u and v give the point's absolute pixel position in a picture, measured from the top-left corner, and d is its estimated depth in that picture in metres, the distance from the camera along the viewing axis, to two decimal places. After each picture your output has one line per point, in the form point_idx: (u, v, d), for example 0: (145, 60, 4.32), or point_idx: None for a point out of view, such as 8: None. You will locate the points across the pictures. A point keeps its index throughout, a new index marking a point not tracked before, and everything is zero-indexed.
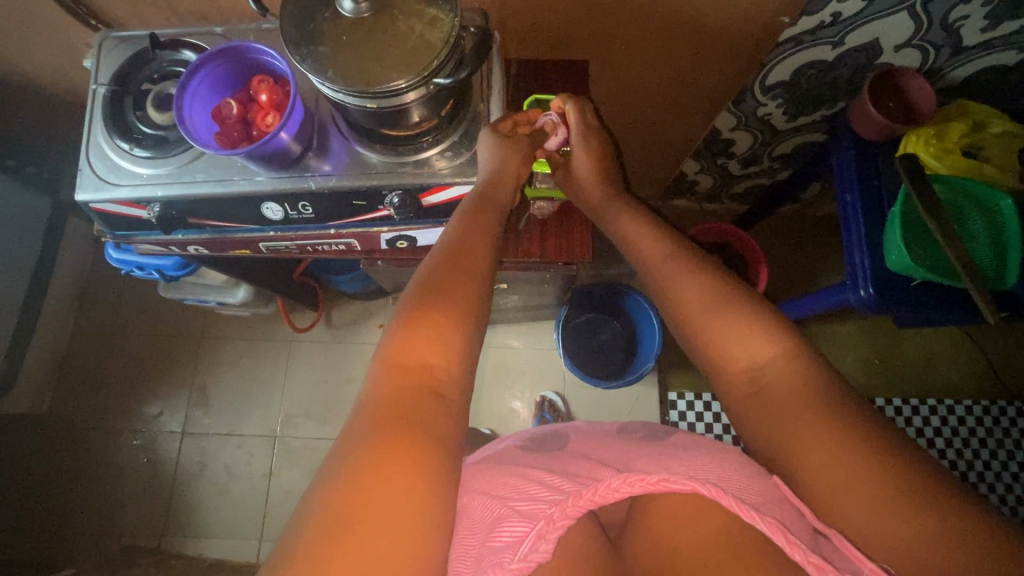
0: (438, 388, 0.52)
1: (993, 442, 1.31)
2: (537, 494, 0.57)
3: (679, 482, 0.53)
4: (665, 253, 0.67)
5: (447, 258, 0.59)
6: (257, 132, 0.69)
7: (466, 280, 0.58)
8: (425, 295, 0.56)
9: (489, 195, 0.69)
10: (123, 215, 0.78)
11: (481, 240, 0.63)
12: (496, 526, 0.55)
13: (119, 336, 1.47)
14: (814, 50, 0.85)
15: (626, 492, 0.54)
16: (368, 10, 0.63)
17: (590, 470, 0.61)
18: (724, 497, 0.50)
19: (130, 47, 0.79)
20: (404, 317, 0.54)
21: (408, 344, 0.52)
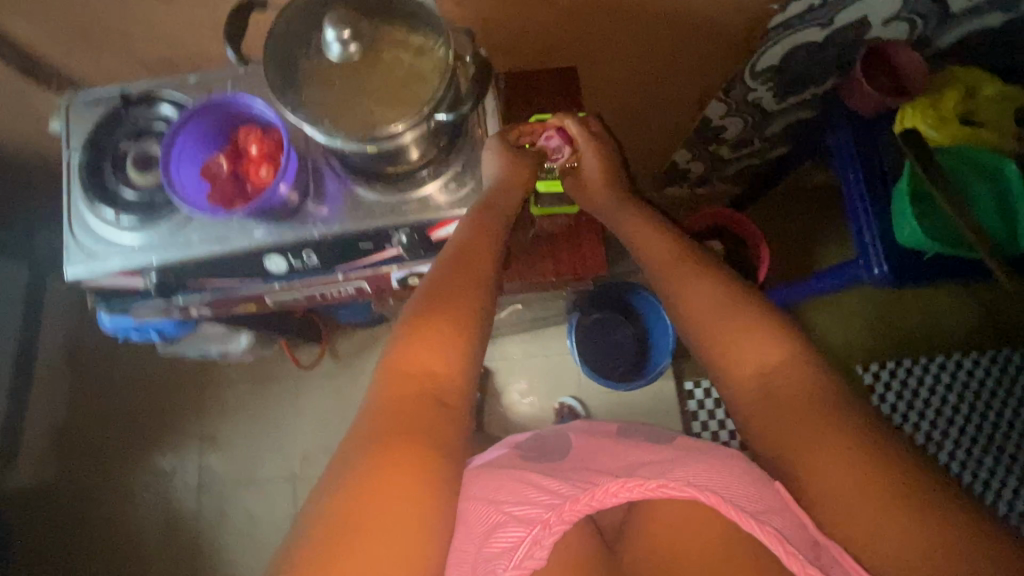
0: (440, 395, 0.54)
1: (1003, 391, 1.34)
2: (534, 499, 0.62)
3: (677, 489, 0.57)
4: (674, 257, 0.68)
5: (451, 262, 0.62)
6: (252, 187, 0.66)
7: (470, 285, 0.61)
8: (429, 300, 0.59)
9: (490, 200, 0.68)
10: (117, 286, 0.74)
11: (486, 244, 0.65)
12: (494, 533, 0.59)
13: (117, 389, 1.40)
14: (803, 34, 0.84)
15: (625, 496, 0.59)
16: (357, 52, 0.59)
17: (588, 478, 0.63)
18: (723, 505, 0.54)
19: (99, 106, 0.74)
20: (408, 324, 0.57)
21: (410, 351, 0.55)
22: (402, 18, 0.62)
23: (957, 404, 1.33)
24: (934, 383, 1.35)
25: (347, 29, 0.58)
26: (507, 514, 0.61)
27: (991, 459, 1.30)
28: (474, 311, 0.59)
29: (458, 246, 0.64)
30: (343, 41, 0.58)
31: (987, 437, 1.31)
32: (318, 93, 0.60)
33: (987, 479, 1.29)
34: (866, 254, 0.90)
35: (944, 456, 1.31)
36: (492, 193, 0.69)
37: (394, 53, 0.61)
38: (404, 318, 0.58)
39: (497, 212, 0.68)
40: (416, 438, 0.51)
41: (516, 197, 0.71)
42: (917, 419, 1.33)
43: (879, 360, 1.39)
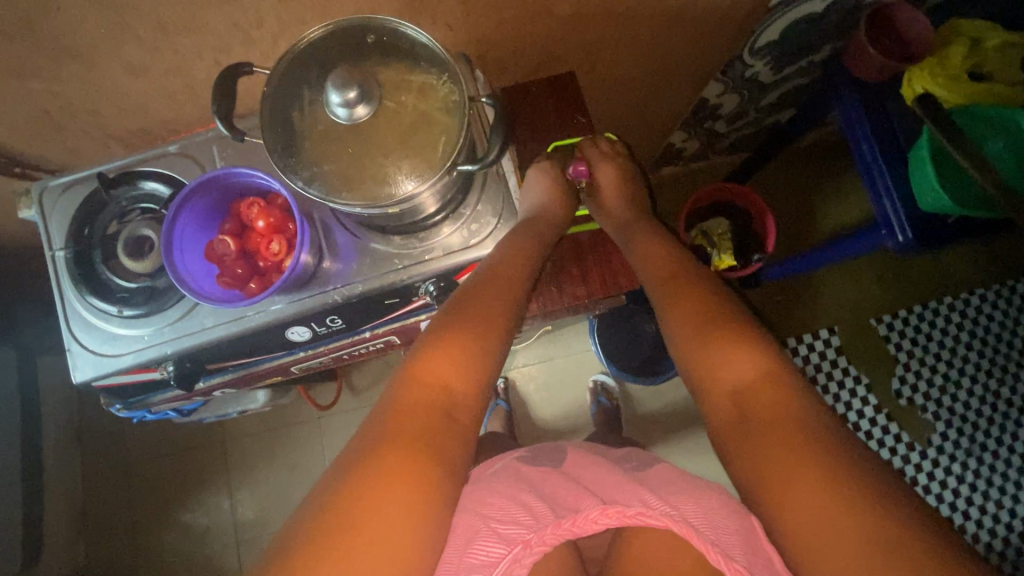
0: (450, 410, 0.56)
1: (1013, 322, 1.37)
2: (517, 516, 0.60)
3: (655, 517, 0.57)
4: (667, 273, 0.71)
5: (480, 279, 0.63)
6: (265, 264, 0.61)
7: (497, 304, 0.63)
8: (457, 312, 0.62)
9: (535, 218, 0.72)
10: (132, 382, 0.69)
11: (519, 263, 0.65)
12: (472, 544, 0.57)
13: (137, 465, 1.37)
14: (805, 7, 0.80)
15: (605, 524, 0.58)
16: (363, 113, 0.54)
17: (574, 499, 0.62)
18: (693, 534, 0.55)
19: (76, 192, 0.68)
20: (435, 336, 0.60)
21: (430, 361, 0.58)
22: (404, 57, 0.56)
23: (969, 342, 1.37)
24: (946, 325, 1.38)
25: (353, 89, 0.52)
26: (491, 529, 0.58)
27: (1008, 390, 1.35)
28: (497, 324, 0.62)
29: (493, 264, 0.64)
30: (349, 104, 0.52)
31: (1002, 369, 1.36)
32: (326, 160, 0.55)
33: (1006, 409, 1.34)
34: (888, 221, 0.88)
35: (963, 394, 1.35)
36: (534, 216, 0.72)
37: (402, 102, 0.56)
38: (435, 325, 0.61)
39: (534, 232, 0.70)
40: (417, 444, 0.52)
41: (554, 218, 0.76)
42: (933, 362, 1.37)
43: (892, 309, 1.40)
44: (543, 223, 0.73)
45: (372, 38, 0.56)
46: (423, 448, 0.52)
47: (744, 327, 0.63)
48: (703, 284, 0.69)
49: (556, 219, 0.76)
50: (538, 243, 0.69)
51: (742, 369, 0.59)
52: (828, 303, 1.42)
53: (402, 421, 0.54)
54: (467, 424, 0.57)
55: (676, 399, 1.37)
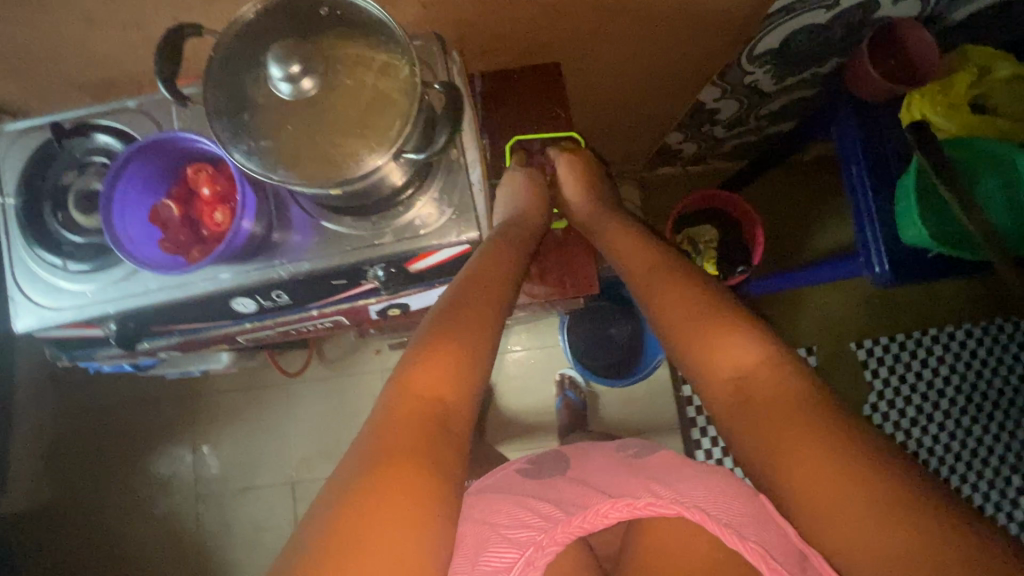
0: (446, 422, 0.55)
1: (996, 359, 1.35)
2: (527, 519, 0.60)
3: (664, 506, 0.58)
4: (648, 265, 0.70)
5: (464, 283, 0.64)
6: (208, 232, 0.61)
7: (482, 309, 0.63)
8: (441, 321, 0.61)
9: (518, 223, 0.73)
10: (74, 336, 0.69)
11: (502, 270, 0.66)
12: (484, 552, 0.56)
13: (106, 412, 1.39)
14: (808, 16, 0.76)
15: (615, 517, 0.59)
16: (308, 87, 0.51)
17: (582, 497, 0.62)
18: (708, 520, 0.55)
19: (30, 138, 0.66)
20: (422, 342, 0.59)
21: (423, 372, 0.56)
22: (363, 33, 0.54)
23: (948, 375, 1.35)
24: (927, 356, 1.36)
25: (296, 63, 0.49)
26: (495, 534, 0.58)
27: (981, 428, 1.32)
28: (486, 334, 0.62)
29: (474, 270, 0.65)
30: (292, 78, 0.49)
31: (978, 407, 1.33)
32: (268, 134, 0.52)
33: (976, 447, 1.32)
34: (867, 250, 0.86)
35: (934, 427, 1.33)
36: (518, 221, 0.73)
37: (359, 79, 0.53)
38: (419, 335, 0.60)
39: (517, 239, 0.71)
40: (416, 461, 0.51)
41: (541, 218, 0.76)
42: (908, 392, 1.35)
43: (874, 335, 1.38)
44: (529, 228, 0.74)
45: (326, 11, 0.54)
46: (418, 462, 0.51)
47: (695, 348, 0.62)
48: (655, 297, 0.67)
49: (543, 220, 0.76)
50: (518, 249, 0.70)
51: (722, 379, 0.58)
52: (810, 322, 1.40)
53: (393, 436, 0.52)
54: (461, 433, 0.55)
55: (644, 402, 1.37)
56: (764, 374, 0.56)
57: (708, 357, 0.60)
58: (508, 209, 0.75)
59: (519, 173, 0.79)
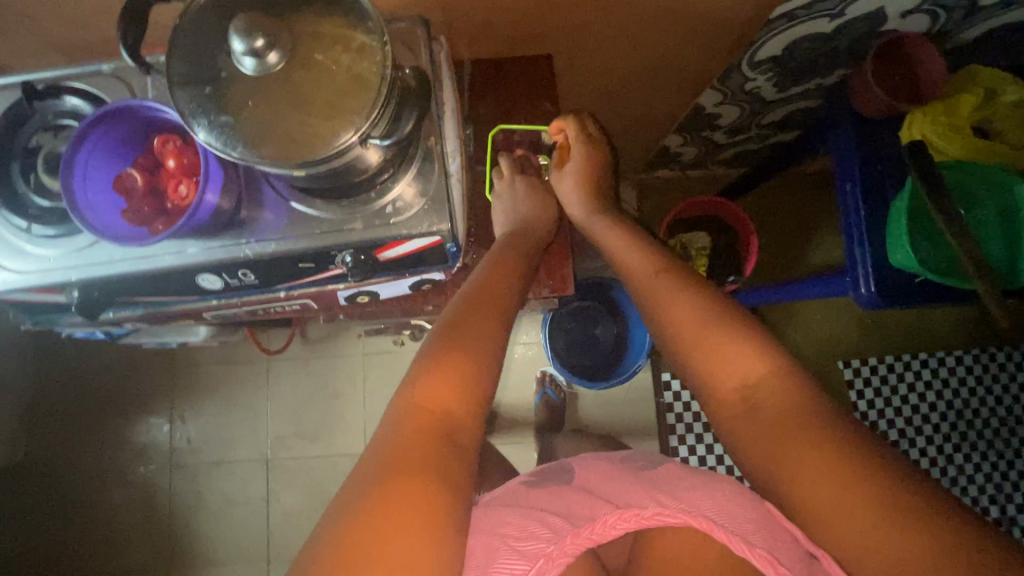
0: (452, 434, 0.50)
1: (985, 388, 1.33)
2: (535, 531, 0.57)
3: (672, 516, 0.56)
4: (656, 268, 0.66)
5: (469, 299, 0.59)
6: (172, 204, 0.60)
7: (488, 324, 0.57)
8: (448, 337, 0.55)
9: (518, 237, 0.70)
10: (37, 301, 0.68)
11: (505, 285, 0.62)
12: (493, 562, 0.53)
13: (87, 375, 1.40)
14: (811, 25, 0.74)
15: (623, 529, 0.57)
16: (272, 62, 0.49)
17: (588, 507, 0.60)
18: (715, 528, 0.53)
19: (2, 96, 0.65)
20: (425, 359, 0.54)
21: (429, 386, 0.52)
22: (336, 9, 0.52)
23: (935, 401, 1.33)
24: (914, 380, 1.34)
25: (259, 37, 0.48)
26: (497, 553, 0.54)
27: (963, 456, 1.31)
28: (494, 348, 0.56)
29: (479, 286, 0.61)
30: (256, 52, 0.48)
31: (963, 435, 1.32)
32: (231, 110, 0.51)
33: (955, 474, 1.31)
34: (855, 270, 0.84)
35: (915, 452, 1.31)
36: (519, 235, 0.71)
37: (332, 57, 0.51)
38: (424, 353, 0.55)
39: (522, 251, 0.68)
40: (424, 470, 0.47)
41: (545, 230, 0.75)
42: (892, 415, 1.33)
43: (862, 355, 1.36)
44: (531, 246, 0.70)
45: None
46: (426, 470, 0.47)
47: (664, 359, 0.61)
48: (664, 305, 0.63)
49: (544, 233, 0.75)
50: (521, 264, 0.66)
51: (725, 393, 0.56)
52: (798, 338, 1.37)
53: (404, 456, 0.47)
54: (461, 447, 0.49)
55: (626, 405, 1.36)
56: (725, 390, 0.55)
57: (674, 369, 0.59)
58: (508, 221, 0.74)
59: (515, 181, 0.77)
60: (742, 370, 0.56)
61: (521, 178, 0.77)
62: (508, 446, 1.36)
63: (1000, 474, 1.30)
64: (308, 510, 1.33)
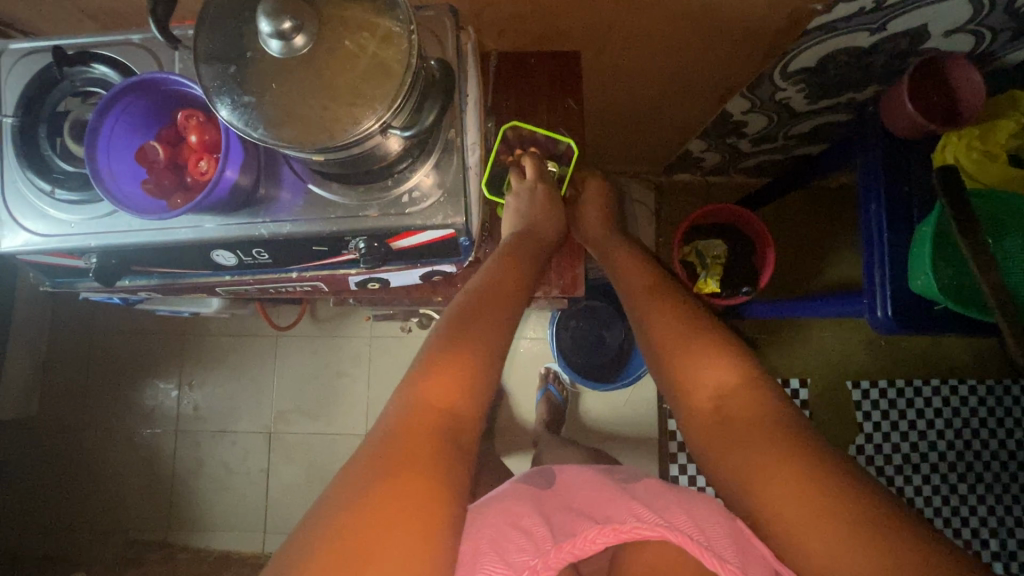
0: (448, 434, 0.50)
1: (995, 421, 1.31)
2: (520, 542, 0.56)
3: (649, 529, 0.55)
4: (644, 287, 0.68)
5: (475, 295, 0.59)
6: (192, 180, 0.60)
7: (494, 322, 0.57)
8: (456, 330, 0.56)
9: (528, 237, 0.70)
10: (57, 264, 0.70)
11: (514, 281, 0.62)
12: (480, 563, 0.52)
13: (101, 338, 1.43)
14: (848, 38, 0.72)
15: (602, 543, 0.56)
16: (298, 45, 0.49)
17: (570, 522, 0.60)
18: (689, 544, 0.53)
19: (35, 60, 0.65)
20: (432, 355, 0.54)
21: (435, 382, 0.52)
22: None
23: (943, 429, 1.31)
24: (924, 406, 1.32)
25: (287, 20, 0.47)
26: (488, 556, 0.54)
27: (966, 486, 1.29)
28: (501, 338, 0.57)
29: (487, 281, 0.61)
30: (283, 34, 0.48)
31: (968, 466, 1.30)
32: (254, 91, 0.51)
33: (957, 504, 1.29)
34: (873, 294, 0.82)
35: (917, 479, 1.30)
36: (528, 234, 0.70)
37: (358, 43, 0.51)
38: (434, 344, 0.55)
39: (528, 249, 0.68)
40: (426, 468, 0.46)
41: (551, 233, 0.73)
42: (898, 439, 1.31)
43: (872, 377, 1.34)
44: (542, 246, 0.70)
45: None
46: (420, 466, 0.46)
47: (665, 371, 0.61)
48: (648, 322, 0.64)
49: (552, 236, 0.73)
50: (531, 261, 0.66)
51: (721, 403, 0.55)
52: (807, 354, 1.36)
53: (408, 448, 0.48)
54: (456, 439, 0.50)
55: (628, 409, 1.36)
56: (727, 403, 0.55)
57: (677, 378, 0.59)
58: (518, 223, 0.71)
59: (537, 186, 0.75)
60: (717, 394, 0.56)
61: (543, 185, 0.75)
62: (507, 439, 1.37)
63: (1003, 507, 1.29)
64: (306, 486, 1.35)
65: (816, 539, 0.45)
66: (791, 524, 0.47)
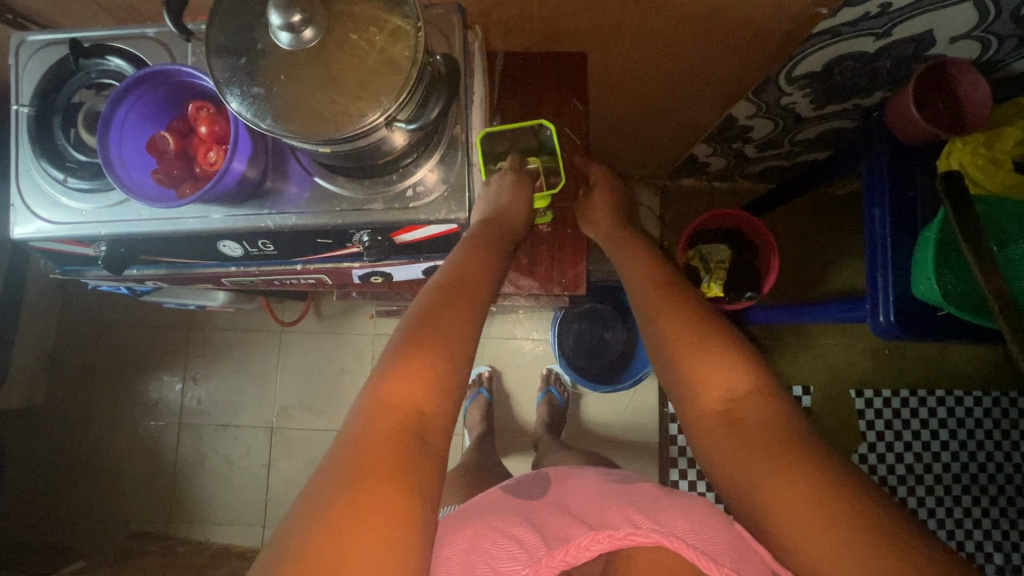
0: (423, 432, 0.49)
1: (1001, 434, 1.30)
2: (514, 550, 0.55)
3: (644, 536, 0.53)
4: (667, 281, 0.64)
5: (444, 287, 0.57)
6: (200, 170, 0.62)
7: (464, 314, 0.56)
8: (424, 321, 0.54)
9: (498, 223, 0.67)
10: (67, 251, 0.71)
11: (482, 274, 0.60)
12: None
13: (110, 330, 1.45)
14: (853, 42, 0.72)
15: (596, 550, 0.54)
16: (306, 39, 0.50)
17: (563, 528, 0.58)
18: (686, 549, 0.52)
19: (54, 52, 0.67)
20: (403, 344, 0.52)
21: (416, 375, 0.50)
22: None
23: (947, 440, 1.29)
24: (929, 418, 1.30)
25: (297, 12, 0.48)
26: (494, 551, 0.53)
27: (971, 499, 1.28)
28: (475, 331, 0.55)
29: (456, 272, 0.58)
30: (292, 27, 0.49)
31: (973, 478, 1.28)
32: (263, 82, 0.51)
33: (961, 516, 1.28)
34: (875, 299, 0.82)
35: (921, 490, 1.28)
36: (495, 220, 0.67)
37: (367, 38, 0.52)
38: (399, 333, 0.53)
39: (497, 237, 0.65)
40: None
41: (521, 220, 0.70)
42: (901, 450, 1.30)
43: (876, 387, 1.33)
44: (510, 234, 0.68)
45: None
46: None
47: (663, 370, 0.60)
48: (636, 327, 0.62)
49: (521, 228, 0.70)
50: (501, 251, 0.64)
51: (721, 401, 0.55)
52: (812, 362, 1.35)
53: None
54: None
55: (628, 415, 1.36)
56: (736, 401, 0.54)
57: (675, 380, 0.58)
58: (489, 210, 0.67)
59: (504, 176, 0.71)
60: (711, 394, 0.55)
61: (511, 174, 0.71)
62: (507, 441, 1.37)
63: (1009, 522, 1.27)
64: (305, 482, 1.36)
65: (811, 543, 0.44)
66: (779, 522, 0.46)
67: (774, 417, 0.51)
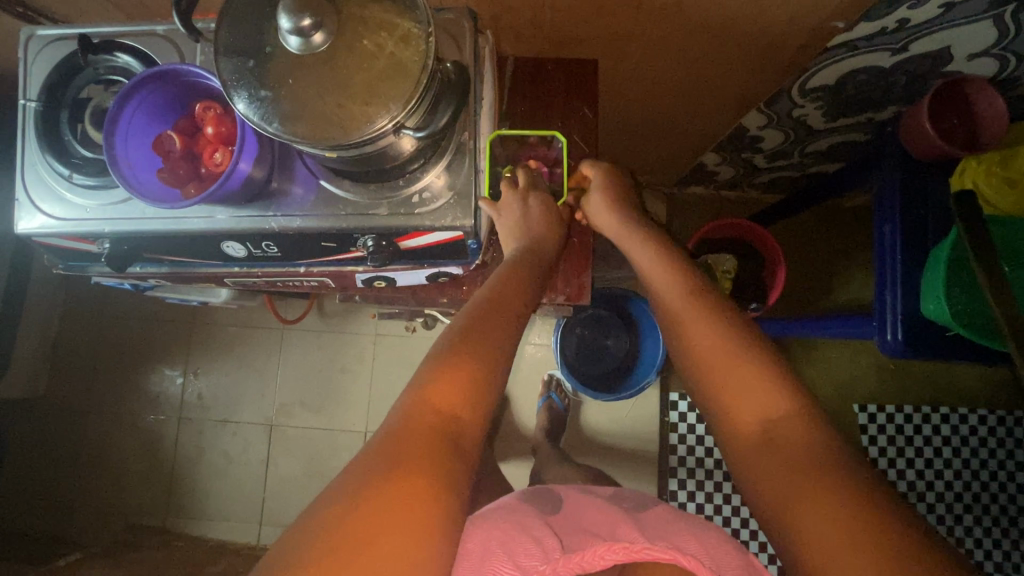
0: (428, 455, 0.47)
1: (1005, 453, 1.28)
2: (527, 547, 0.55)
3: (659, 551, 0.53)
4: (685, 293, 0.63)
5: (483, 304, 0.57)
6: (206, 170, 0.62)
7: (500, 330, 0.55)
8: (458, 342, 0.53)
9: (535, 252, 0.66)
10: (70, 247, 0.70)
11: (521, 295, 0.60)
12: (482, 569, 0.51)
13: (112, 323, 1.45)
14: (868, 57, 0.71)
15: (610, 560, 0.54)
16: (316, 42, 0.50)
17: (578, 537, 0.58)
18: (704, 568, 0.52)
19: (62, 47, 0.66)
20: (438, 357, 0.52)
21: (417, 386, 0.49)
22: None
23: (951, 458, 1.28)
24: (933, 435, 1.29)
25: (307, 16, 0.48)
26: (504, 556, 0.53)
27: (973, 518, 1.26)
28: (494, 344, 0.54)
29: (496, 290, 0.58)
30: (301, 31, 0.48)
31: (976, 497, 1.27)
32: (271, 85, 0.51)
33: (963, 535, 1.26)
34: (883, 315, 0.81)
35: (923, 508, 1.27)
36: (532, 246, 0.66)
37: (376, 42, 0.51)
38: (433, 355, 0.52)
39: (532, 264, 0.64)
40: (420, 466, 0.44)
41: (553, 249, 0.68)
42: (904, 466, 1.28)
43: (880, 402, 1.32)
44: (546, 252, 0.67)
45: None
46: (414, 470, 0.44)
47: None
48: None
49: (553, 245, 0.69)
50: (537, 269, 0.64)
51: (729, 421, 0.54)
52: (815, 376, 1.34)
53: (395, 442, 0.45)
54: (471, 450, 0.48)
55: (629, 423, 1.35)
56: (755, 422, 0.52)
57: None
58: (520, 236, 0.66)
59: (528, 197, 0.69)
60: (717, 411, 0.55)
61: (534, 195, 0.69)
62: (506, 446, 1.36)
63: (1010, 543, 1.26)
64: (304, 480, 1.36)
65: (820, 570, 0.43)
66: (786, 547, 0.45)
67: (778, 437, 0.51)
